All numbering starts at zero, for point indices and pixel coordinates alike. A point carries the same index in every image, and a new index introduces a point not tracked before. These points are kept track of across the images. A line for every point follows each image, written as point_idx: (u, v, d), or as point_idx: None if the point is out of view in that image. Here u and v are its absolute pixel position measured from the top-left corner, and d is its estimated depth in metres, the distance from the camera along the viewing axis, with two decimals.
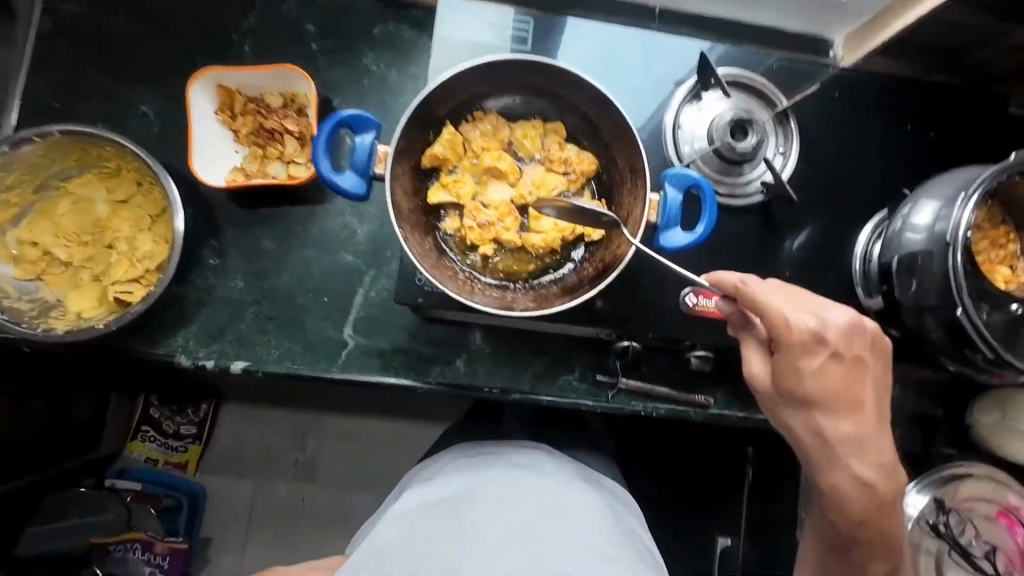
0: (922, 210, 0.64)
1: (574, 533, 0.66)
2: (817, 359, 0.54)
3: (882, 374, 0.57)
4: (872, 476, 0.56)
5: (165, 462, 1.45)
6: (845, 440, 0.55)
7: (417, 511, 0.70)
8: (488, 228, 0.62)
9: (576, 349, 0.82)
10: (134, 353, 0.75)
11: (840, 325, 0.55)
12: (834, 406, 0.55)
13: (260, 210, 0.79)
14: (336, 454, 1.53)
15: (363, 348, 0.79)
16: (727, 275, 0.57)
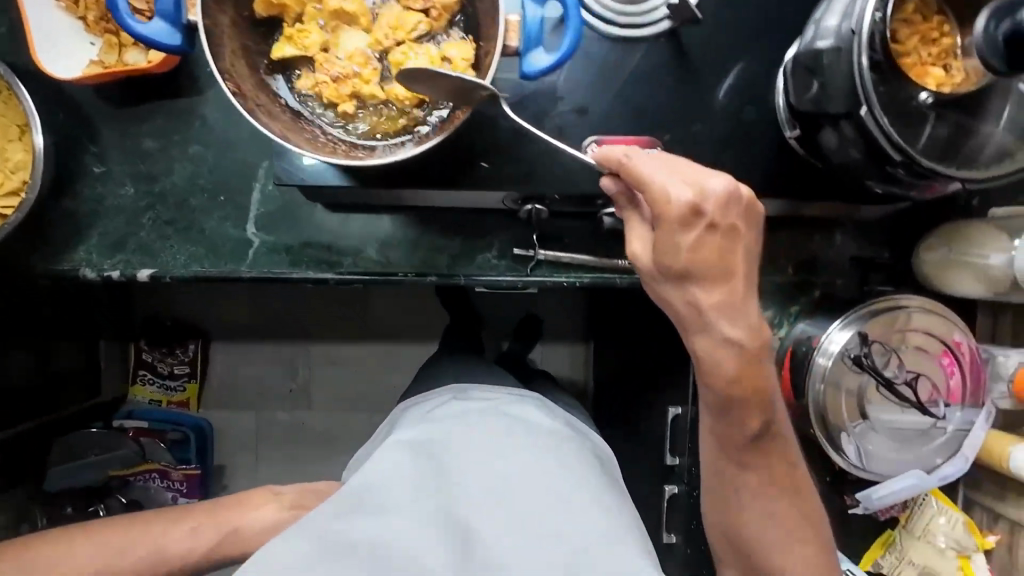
0: (834, 8, 0.56)
1: (582, 464, 0.59)
2: (694, 232, 0.47)
3: (757, 243, 0.50)
4: (741, 340, 0.51)
5: (167, 402, 1.74)
6: (721, 314, 0.50)
7: (407, 444, 0.59)
8: (345, 82, 0.56)
9: (491, 225, 0.79)
10: (38, 270, 0.74)
11: (718, 192, 0.47)
12: (713, 281, 0.49)
13: (135, 109, 0.74)
14: (334, 376, 1.79)
15: (268, 245, 0.77)
16: (612, 149, 0.50)
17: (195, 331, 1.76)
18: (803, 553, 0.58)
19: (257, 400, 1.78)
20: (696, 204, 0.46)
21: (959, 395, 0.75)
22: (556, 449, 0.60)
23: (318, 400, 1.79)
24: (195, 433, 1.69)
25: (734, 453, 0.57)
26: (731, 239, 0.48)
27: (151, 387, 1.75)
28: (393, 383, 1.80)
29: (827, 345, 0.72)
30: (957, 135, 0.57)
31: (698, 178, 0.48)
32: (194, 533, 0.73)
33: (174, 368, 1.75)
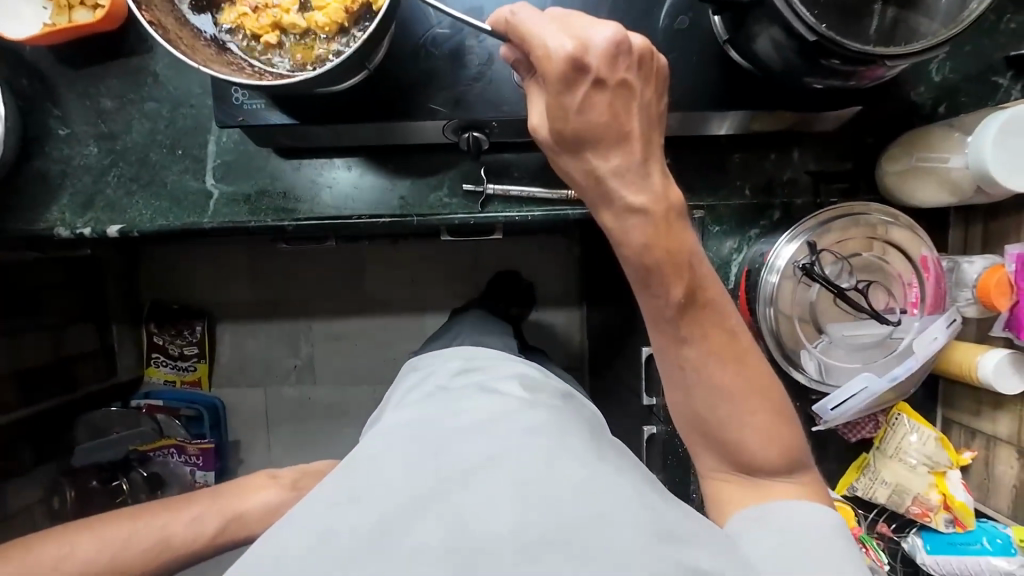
0: None
1: (570, 431, 0.55)
2: (580, 90, 0.52)
3: (649, 97, 0.55)
4: (642, 203, 0.56)
5: (182, 381, 1.81)
6: (615, 173, 0.56)
7: (385, 439, 0.56)
8: (264, 14, 0.58)
9: (440, 163, 0.80)
10: (15, 232, 0.79)
11: (600, 45, 0.51)
12: (602, 137, 0.54)
13: (91, 70, 0.77)
14: (334, 352, 1.85)
15: (228, 196, 0.80)
16: (500, 13, 0.55)
17: (201, 313, 1.81)
18: (756, 422, 0.60)
19: (263, 377, 1.85)
20: (578, 57, 0.51)
21: (920, 303, 0.74)
22: (541, 418, 0.56)
23: (321, 374, 1.85)
24: (207, 411, 1.77)
25: (672, 327, 0.59)
26: (617, 92, 0.53)
27: (165, 369, 1.81)
28: (391, 354, 1.84)
29: (775, 260, 0.72)
30: (895, 27, 0.59)
31: (583, 32, 0.52)
32: (198, 520, 0.77)
33: (184, 349, 1.80)
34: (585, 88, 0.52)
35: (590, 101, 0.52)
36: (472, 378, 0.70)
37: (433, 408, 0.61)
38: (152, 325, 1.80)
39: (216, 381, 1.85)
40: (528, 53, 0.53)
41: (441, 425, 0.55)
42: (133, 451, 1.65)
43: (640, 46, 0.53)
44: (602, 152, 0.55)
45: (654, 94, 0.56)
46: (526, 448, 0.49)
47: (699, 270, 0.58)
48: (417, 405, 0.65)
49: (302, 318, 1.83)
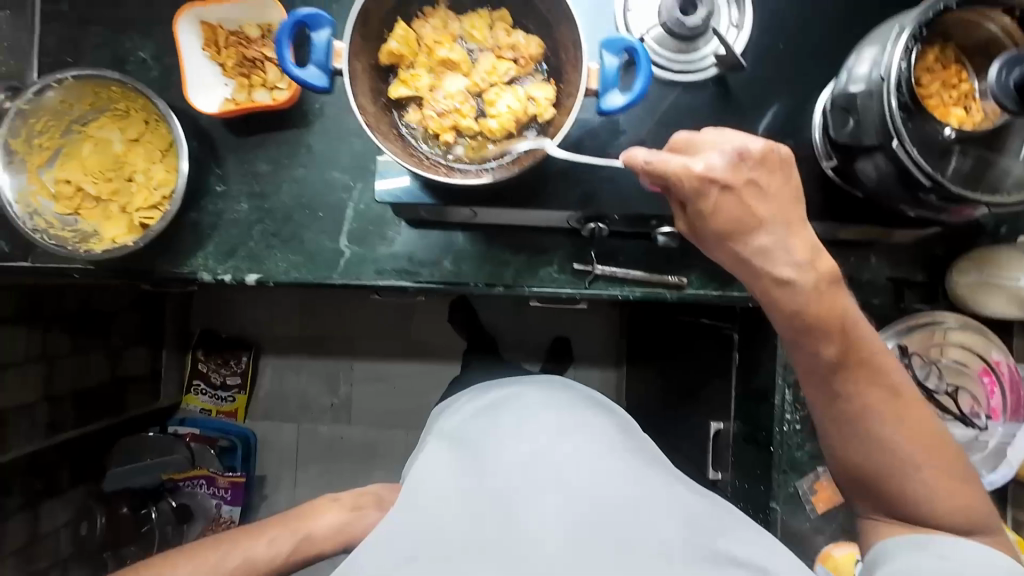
0: (863, 59, 0.65)
1: (596, 419, 0.72)
2: (711, 199, 0.62)
3: (778, 186, 0.63)
4: (792, 275, 0.64)
5: (217, 410, 1.88)
6: (761, 253, 0.64)
7: (441, 455, 0.68)
8: (444, 117, 0.68)
9: (553, 242, 0.88)
10: (162, 274, 0.86)
11: (721, 164, 0.61)
12: (742, 231, 0.63)
13: (253, 137, 0.87)
14: (371, 394, 1.94)
15: (359, 256, 0.88)
16: (636, 155, 0.61)
17: (247, 343, 1.91)
18: (923, 476, 0.66)
19: (298, 413, 1.93)
20: (706, 177, 0.61)
21: (1000, 410, 0.80)
22: (574, 428, 0.68)
23: (356, 415, 1.94)
24: (241, 442, 1.84)
25: (829, 384, 0.67)
26: (746, 192, 0.62)
27: (203, 397, 1.88)
28: (424, 398, 1.95)
29: None
30: (978, 167, 0.65)
31: (706, 151, 0.62)
32: (272, 543, 0.79)
33: (227, 378, 1.89)
34: (716, 196, 0.62)
35: (722, 202, 0.62)
36: (514, 392, 0.79)
37: (470, 420, 0.75)
38: (199, 352, 1.88)
39: (251, 412, 1.93)
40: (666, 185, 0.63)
41: (490, 450, 0.65)
42: (167, 479, 1.69)
43: (757, 144, 0.62)
44: (748, 240, 0.64)
45: (781, 176, 0.64)
46: (564, 476, 0.60)
47: (851, 332, 0.65)
48: (456, 417, 0.79)
49: (345, 357, 1.94)
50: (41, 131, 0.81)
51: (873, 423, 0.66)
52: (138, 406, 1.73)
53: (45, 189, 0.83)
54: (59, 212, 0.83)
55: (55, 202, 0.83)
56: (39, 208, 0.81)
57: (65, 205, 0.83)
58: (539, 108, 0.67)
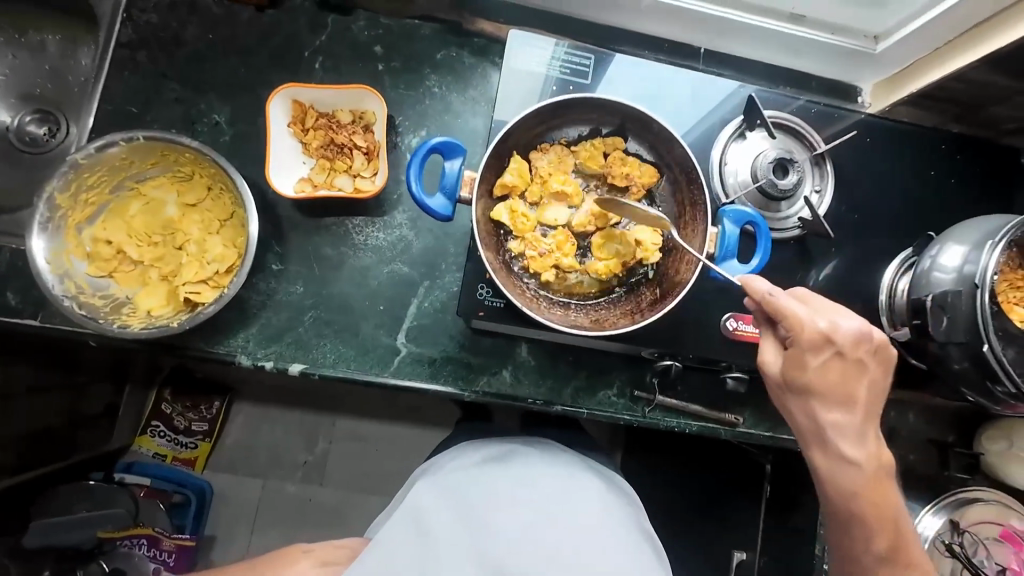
0: (950, 253, 0.69)
1: (589, 489, 0.84)
2: (821, 357, 0.60)
3: (880, 379, 0.62)
4: (862, 457, 0.62)
5: (173, 458, 1.60)
6: (840, 428, 0.62)
7: (443, 500, 0.77)
8: (551, 252, 0.67)
9: (614, 364, 0.87)
10: (194, 353, 0.77)
11: (851, 331, 0.60)
12: (831, 399, 0.61)
13: (322, 218, 0.83)
14: (351, 456, 1.72)
15: (415, 355, 0.83)
16: (758, 284, 0.63)
17: (222, 387, 1.66)
18: None
19: (265, 469, 1.67)
20: (825, 335, 0.60)
21: None
22: (568, 497, 0.81)
23: (331, 476, 1.70)
24: (195, 497, 1.56)
25: (862, 568, 0.65)
26: (852, 367, 0.61)
27: (160, 441, 1.61)
28: (410, 468, 1.73)
29: (922, 528, 0.85)
30: None
31: (835, 314, 0.62)
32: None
33: (193, 423, 1.62)
34: (828, 356, 0.60)
35: (826, 365, 0.61)
36: (514, 446, 0.88)
37: (469, 470, 0.83)
38: (166, 392, 1.65)
39: (212, 463, 1.65)
40: (777, 319, 0.62)
41: (497, 510, 0.77)
42: (99, 538, 1.36)
43: (879, 338, 0.62)
44: (832, 411, 0.62)
45: (884, 374, 0.63)
46: (559, 547, 0.74)
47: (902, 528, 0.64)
48: (450, 463, 0.86)
49: (329, 412, 1.72)
50: (91, 186, 0.74)
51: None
52: (85, 448, 1.46)
53: (80, 247, 0.74)
54: (90, 273, 0.74)
55: (88, 262, 0.74)
56: (71, 270, 0.72)
57: (99, 266, 0.75)
58: (644, 250, 0.66)
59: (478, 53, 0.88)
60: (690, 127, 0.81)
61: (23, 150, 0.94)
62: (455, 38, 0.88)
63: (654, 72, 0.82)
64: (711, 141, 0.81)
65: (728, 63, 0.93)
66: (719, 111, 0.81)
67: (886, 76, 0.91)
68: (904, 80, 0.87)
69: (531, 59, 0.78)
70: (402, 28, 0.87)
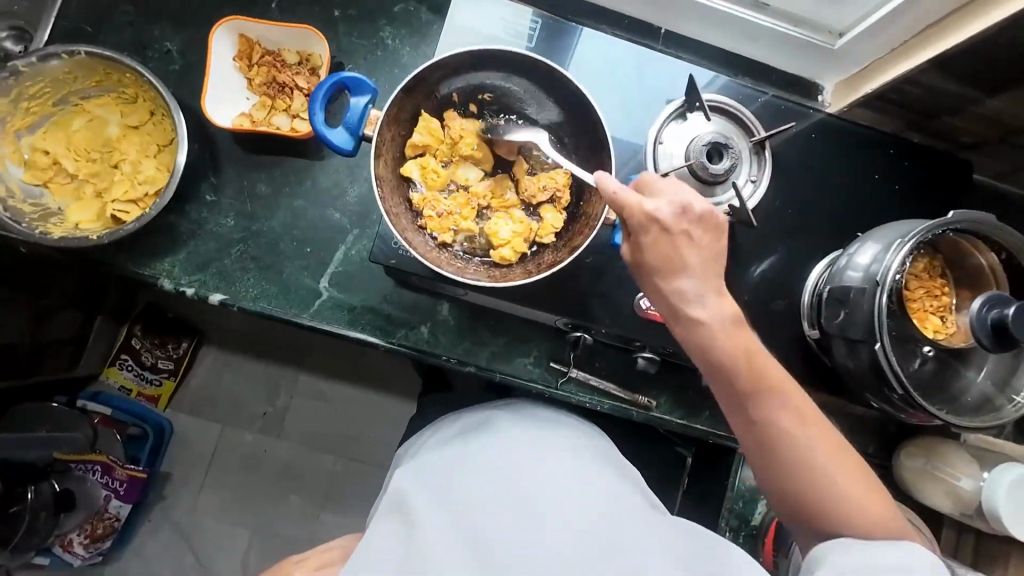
0: (865, 251, 0.68)
1: (578, 447, 0.76)
2: (649, 230, 0.60)
3: (705, 241, 0.61)
4: (705, 314, 0.60)
5: (138, 393, 1.56)
6: (680, 293, 0.60)
7: (417, 481, 0.70)
8: (449, 212, 0.70)
9: (535, 334, 0.87)
10: (121, 271, 0.80)
11: (671, 206, 0.60)
12: (667, 272, 0.60)
13: (259, 156, 0.84)
14: (307, 412, 1.65)
15: (335, 301, 0.84)
16: (606, 182, 0.61)
17: (191, 329, 1.60)
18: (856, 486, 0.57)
19: (225, 415, 1.62)
20: (649, 212, 0.59)
21: None
22: (557, 455, 0.73)
23: (288, 431, 1.64)
24: (154, 433, 1.54)
25: (739, 408, 0.60)
26: (679, 239, 0.60)
27: (127, 374, 1.55)
28: (368, 433, 1.66)
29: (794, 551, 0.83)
30: (930, 371, 0.70)
31: (661, 192, 0.61)
32: None
33: (159, 361, 1.56)
34: (654, 230, 0.60)
35: (658, 239, 0.60)
36: (491, 413, 0.81)
37: (448, 446, 0.76)
38: (137, 326, 1.56)
39: (175, 403, 1.61)
40: (615, 208, 0.62)
41: (481, 476, 0.69)
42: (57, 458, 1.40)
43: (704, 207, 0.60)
44: (674, 279, 0.60)
45: (714, 242, 0.61)
46: (550, 502, 0.65)
47: (764, 364, 0.59)
48: (429, 444, 0.79)
49: (291, 366, 1.65)
50: (33, 96, 0.76)
51: (804, 445, 0.57)
52: (50, 371, 1.40)
53: (18, 154, 0.77)
54: (25, 180, 0.77)
55: (25, 170, 0.77)
56: (4, 174, 0.75)
57: (34, 175, 0.77)
58: (542, 234, 0.70)
59: (436, 10, 0.88)
60: (628, 105, 0.82)
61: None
62: None
63: (602, 46, 0.83)
64: (649, 120, 0.81)
65: (689, 47, 0.92)
66: (662, 94, 0.83)
67: (845, 77, 0.89)
68: (862, 80, 0.85)
69: (480, 20, 0.80)
70: None
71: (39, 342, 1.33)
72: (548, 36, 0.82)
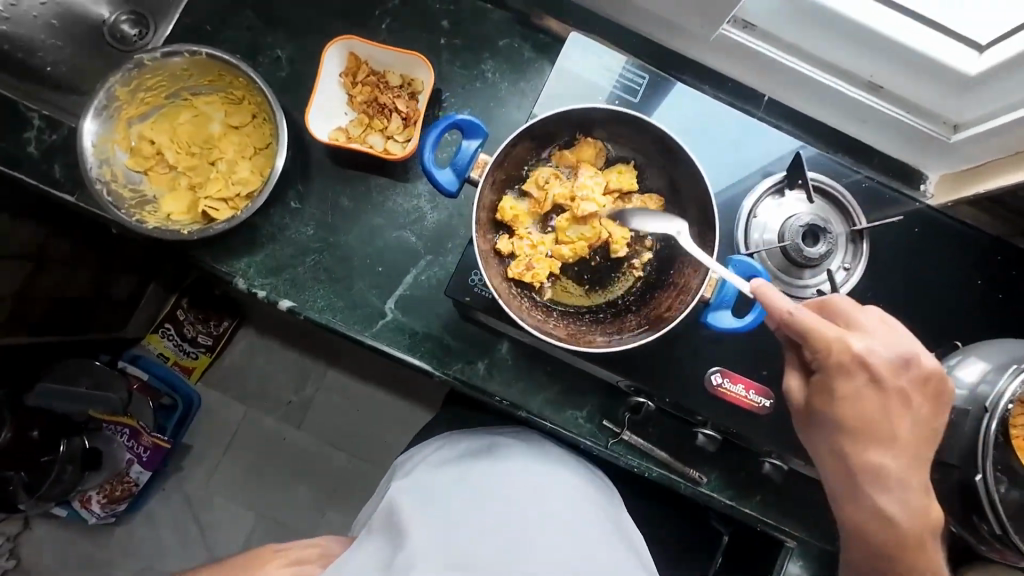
0: (969, 367, 0.64)
1: (575, 492, 0.76)
2: (852, 384, 0.61)
3: (925, 414, 0.61)
4: (908, 505, 0.62)
5: (174, 362, 1.51)
6: (887, 466, 0.62)
7: (416, 498, 0.71)
8: (533, 246, 0.69)
9: (591, 388, 0.84)
10: (201, 265, 0.82)
11: (884, 359, 0.60)
12: (875, 440, 0.62)
13: (346, 170, 0.85)
14: (332, 408, 1.61)
15: (398, 324, 0.84)
16: (783, 303, 0.60)
17: (235, 308, 1.56)
18: None
19: (251, 396, 1.60)
20: (857, 366, 0.60)
21: None
22: (553, 498, 0.74)
23: (309, 421, 1.61)
24: (183, 405, 1.48)
25: (870, 558, 0.65)
26: (892, 398, 0.61)
27: (167, 343, 1.49)
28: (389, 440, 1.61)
29: None
30: None
31: (870, 337, 0.61)
32: None
33: (199, 335, 1.52)
34: (859, 383, 0.61)
35: (858, 389, 0.61)
36: (498, 438, 0.82)
37: (451, 468, 0.77)
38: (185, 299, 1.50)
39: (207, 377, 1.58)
40: (802, 344, 0.61)
41: (478, 509, 0.69)
42: (90, 415, 1.37)
43: (930, 365, 0.62)
44: (882, 452, 0.62)
45: (933, 409, 0.62)
46: (543, 549, 0.66)
47: (921, 534, 0.63)
48: (432, 459, 0.80)
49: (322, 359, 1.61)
50: (150, 87, 0.79)
51: None
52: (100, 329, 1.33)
53: (126, 140, 0.80)
54: (129, 166, 0.80)
55: (129, 156, 0.80)
56: (111, 158, 0.78)
57: (137, 162, 0.80)
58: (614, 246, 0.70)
59: (540, 49, 0.88)
60: (725, 169, 0.79)
61: (113, 46, 0.88)
62: (521, 29, 0.87)
63: (704, 106, 0.80)
64: (747, 190, 0.79)
65: (790, 117, 0.89)
66: (762, 162, 0.79)
67: (955, 170, 0.84)
68: (973, 178, 0.81)
69: (587, 68, 0.79)
70: (474, 8, 0.87)
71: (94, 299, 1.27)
72: (650, 91, 0.80)
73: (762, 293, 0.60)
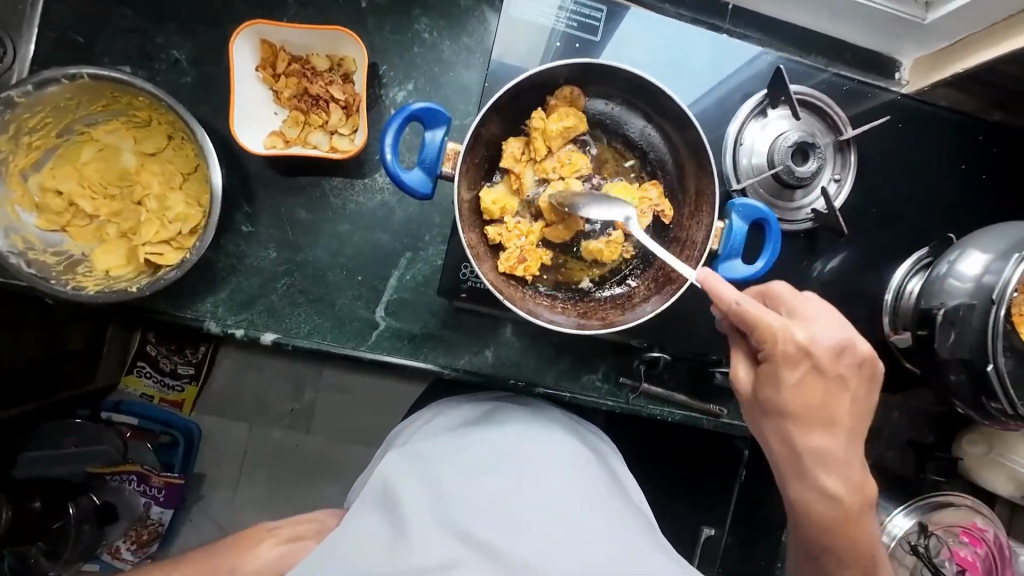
0: (970, 259, 0.65)
1: (582, 461, 0.74)
2: (796, 371, 0.59)
3: (863, 395, 0.62)
4: (839, 489, 0.63)
5: (160, 400, 1.29)
6: (820, 448, 0.61)
7: (413, 475, 0.70)
8: (523, 237, 0.66)
9: (602, 350, 0.83)
10: (161, 316, 0.74)
11: (828, 344, 0.59)
12: (816, 424, 0.61)
13: (293, 178, 0.76)
14: (336, 408, 1.40)
15: (393, 330, 0.79)
16: (727, 293, 0.58)
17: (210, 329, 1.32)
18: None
19: (249, 413, 1.36)
20: (799, 352, 0.58)
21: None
22: (557, 467, 0.71)
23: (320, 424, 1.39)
24: (183, 439, 1.26)
25: (814, 543, 0.66)
26: (838, 384, 0.60)
27: (147, 381, 1.27)
28: None
29: (890, 527, 0.83)
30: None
31: (812, 325, 0.60)
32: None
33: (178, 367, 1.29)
34: (802, 372, 0.59)
35: (801, 379, 0.59)
36: (496, 406, 0.79)
37: (450, 439, 0.75)
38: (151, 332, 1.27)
39: (201, 407, 1.34)
40: (750, 333, 0.59)
41: (473, 486, 0.67)
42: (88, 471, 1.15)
43: (864, 351, 0.61)
44: (815, 433, 0.61)
45: (866, 390, 0.62)
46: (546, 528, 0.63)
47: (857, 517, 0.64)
48: (429, 429, 0.78)
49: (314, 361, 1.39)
50: (34, 128, 0.67)
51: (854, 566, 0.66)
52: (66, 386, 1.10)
53: (27, 197, 0.68)
54: (41, 227, 0.69)
55: (38, 215, 0.69)
56: (17, 223, 0.67)
57: (49, 219, 0.69)
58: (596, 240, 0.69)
59: None
60: (702, 99, 0.73)
61: None
62: None
63: (670, 28, 0.73)
64: (730, 116, 0.74)
65: (756, 24, 0.83)
66: (740, 82, 0.74)
67: (929, 52, 0.81)
68: (949, 58, 0.77)
69: (536, 10, 0.70)
70: None
71: (47, 358, 1.02)
72: (610, 21, 0.72)
73: (709, 283, 0.58)
